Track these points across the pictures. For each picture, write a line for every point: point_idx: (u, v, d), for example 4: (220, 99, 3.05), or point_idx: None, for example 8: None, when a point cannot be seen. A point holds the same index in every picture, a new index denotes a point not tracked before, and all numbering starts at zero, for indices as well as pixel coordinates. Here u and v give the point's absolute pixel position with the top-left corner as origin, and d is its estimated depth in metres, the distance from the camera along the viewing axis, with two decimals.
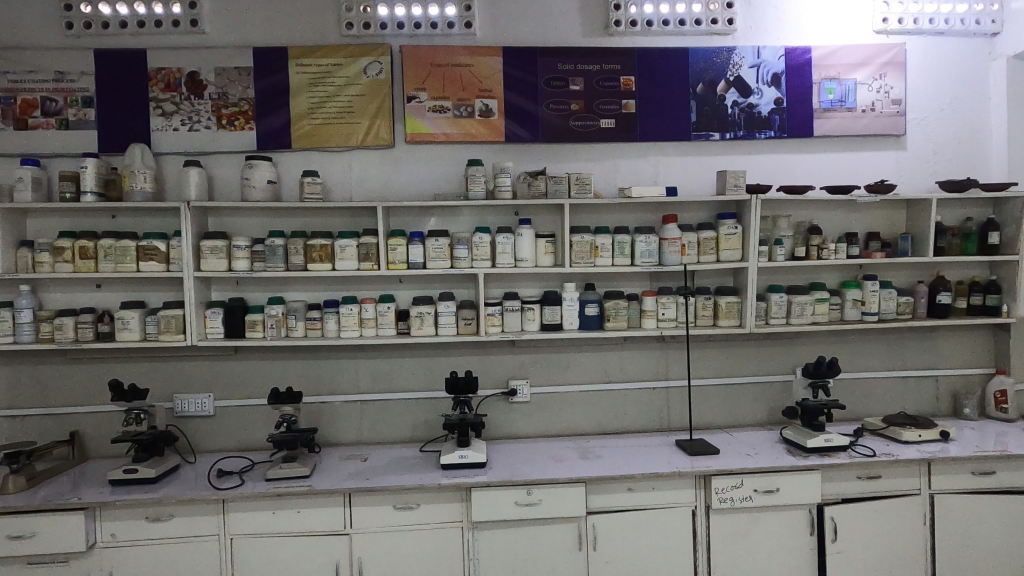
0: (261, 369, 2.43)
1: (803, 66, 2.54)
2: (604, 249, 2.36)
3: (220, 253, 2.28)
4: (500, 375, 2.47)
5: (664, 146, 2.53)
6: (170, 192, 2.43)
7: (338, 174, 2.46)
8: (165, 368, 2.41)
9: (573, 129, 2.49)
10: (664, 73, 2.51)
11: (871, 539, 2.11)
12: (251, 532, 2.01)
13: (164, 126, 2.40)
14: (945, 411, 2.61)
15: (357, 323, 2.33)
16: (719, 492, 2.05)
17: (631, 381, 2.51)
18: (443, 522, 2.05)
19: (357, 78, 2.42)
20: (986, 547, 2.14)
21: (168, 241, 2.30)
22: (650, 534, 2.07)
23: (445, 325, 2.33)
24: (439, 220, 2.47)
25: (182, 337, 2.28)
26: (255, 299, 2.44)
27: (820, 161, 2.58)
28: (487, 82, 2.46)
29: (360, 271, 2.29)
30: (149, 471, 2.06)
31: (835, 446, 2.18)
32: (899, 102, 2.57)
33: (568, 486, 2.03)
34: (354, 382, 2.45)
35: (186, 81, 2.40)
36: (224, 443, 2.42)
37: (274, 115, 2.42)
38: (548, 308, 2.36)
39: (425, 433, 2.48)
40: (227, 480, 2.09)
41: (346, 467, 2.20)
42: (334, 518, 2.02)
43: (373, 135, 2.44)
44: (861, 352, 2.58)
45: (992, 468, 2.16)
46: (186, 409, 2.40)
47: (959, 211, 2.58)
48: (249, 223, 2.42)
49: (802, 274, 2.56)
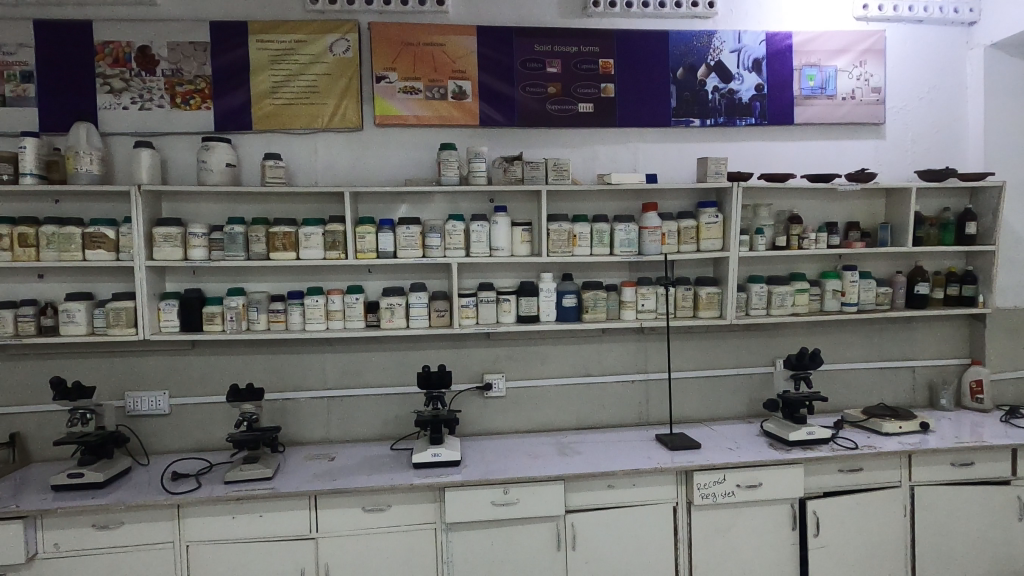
0: (220, 364, 2.29)
1: (784, 52, 2.49)
2: (583, 238, 2.28)
3: (174, 242, 2.14)
4: (474, 370, 2.38)
5: (643, 133, 2.46)
6: (119, 175, 2.27)
7: (303, 158, 2.33)
8: (114, 364, 2.25)
9: (550, 113, 2.39)
10: (644, 57, 2.43)
11: (853, 533, 2.08)
12: (209, 538, 1.88)
13: (113, 104, 2.23)
14: (921, 401, 2.60)
15: (323, 315, 2.21)
16: (701, 487, 2.00)
17: (610, 374, 2.44)
18: (416, 524, 1.95)
19: (323, 56, 2.29)
20: (965, 539, 2.13)
21: (118, 228, 2.15)
22: (630, 532, 2.01)
23: (417, 317, 2.22)
24: (410, 206, 2.35)
25: (134, 331, 2.13)
26: (214, 290, 2.29)
27: (800, 149, 2.53)
28: (460, 63, 2.35)
29: (326, 261, 2.17)
30: (96, 475, 1.91)
31: (817, 439, 2.14)
32: (879, 90, 2.54)
33: (547, 485, 1.95)
34: (320, 378, 2.33)
35: (137, 56, 2.24)
36: (180, 443, 2.28)
37: (233, 94, 2.27)
38: (524, 298, 2.28)
39: (396, 430, 2.37)
40: (183, 483, 1.96)
41: (313, 467, 2.08)
42: (300, 522, 1.91)
43: (340, 116, 2.30)
44: (840, 343, 2.55)
45: (971, 459, 2.15)
46: (138, 408, 2.24)
47: (937, 201, 2.57)
48: (206, 209, 2.27)
49: (781, 264, 2.52)
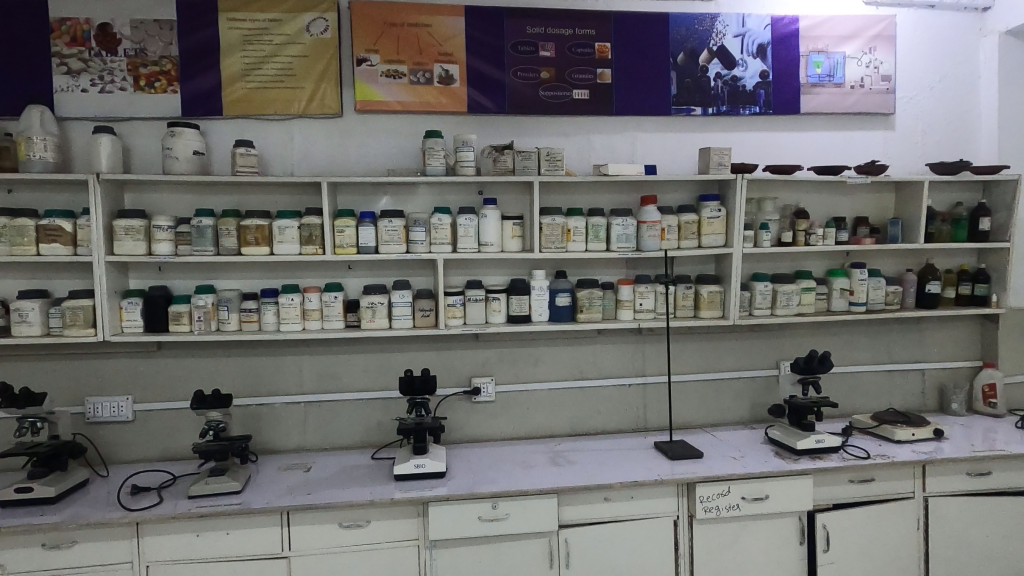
0: (188, 367, 2.13)
1: (790, 37, 2.35)
2: (578, 233, 2.14)
3: (137, 235, 1.98)
4: (462, 373, 2.23)
5: (642, 121, 2.32)
6: (78, 163, 2.10)
7: (278, 146, 2.17)
8: (72, 367, 2.08)
9: (543, 100, 2.25)
10: (643, 40, 2.28)
11: (863, 547, 1.95)
12: (171, 558, 1.73)
13: (71, 86, 2.06)
14: (931, 406, 2.48)
15: (299, 315, 2.06)
16: (704, 500, 1.86)
17: (606, 378, 2.31)
18: (397, 540, 1.80)
19: (299, 37, 2.13)
20: (980, 553, 2.02)
21: (76, 220, 1.99)
22: (628, 548, 1.87)
23: (400, 317, 2.08)
24: (393, 198, 2.20)
25: (92, 332, 1.97)
26: (181, 288, 2.13)
27: (807, 141, 2.40)
28: (447, 45, 2.19)
29: (302, 256, 2.01)
30: (47, 489, 1.75)
31: (826, 448, 2.00)
32: (889, 79, 2.41)
33: (539, 498, 1.80)
34: (296, 381, 2.18)
35: (97, 34, 2.07)
36: (145, 452, 2.12)
37: (201, 77, 2.10)
38: (515, 297, 2.14)
39: (378, 437, 2.22)
40: (142, 499, 1.80)
41: (286, 478, 1.93)
42: (270, 539, 1.75)
43: (317, 102, 2.15)
44: (847, 345, 2.43)
45: (988, 469, 2.02)
46: (99, 415, 2.08)
47: (948, 196, 2.45)
48: (173, 200, 2.11)
49: (787, 261, 2.39)
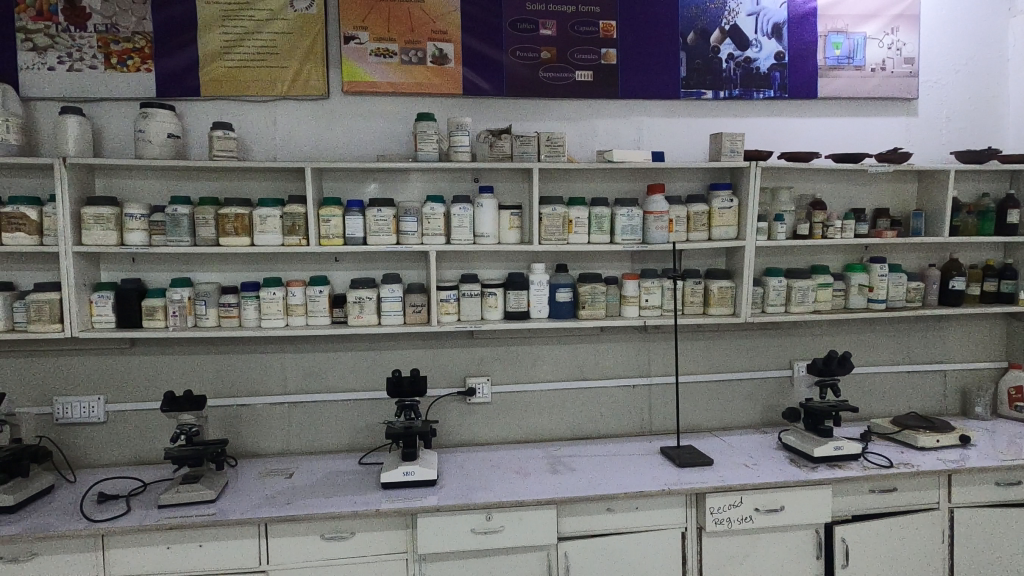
0: (164, 366, 2.00)
1: (808, 16, 2.20)
2: (580, 224, 2.00)
3: (107, 224, 1.84)
4: (455, 373, 2.10)
5: (649, 105, 2.18)
6: (45, 146, 1.96)
7: (259, 130, 2.03)
8: (40, 365, 1.95)
9: (544, 82, 2.10)
10: (651, 19, 2.13)
11: (884, 562, 1.82)
12: (139, 571, 1.60)
13: (37, 63, 1.92)
14: (953, 409, 2.34)
15: (282, 310, 1.92)
16: (714, 512, 1.72)
17: (609, 379, 2.17)
18: (384, 553, 1.67)
19: (281, 12, 1.98)
20: (1007, 567, 1.89)
21: (42, 207, 1.85)
22: (632, 561, 1.74)
23: (389, 313, 1.94)
24: (382, 185, 2.06)
25: (60, 329, 1.84)
26: (157, 281, 2.00)
27: (824, 127, 2.26)
28: (441, 22, 2.05)
29: (285, 247, 1.87)
30: (5, 498, 1.61)
31: (845, 456, 1.87)
32: (912, 61, 2.26)
33: (536, 509, 1.67)
34: (280, 381, 2.05)
35: (64, 8, 1.92)
36: (118, 454, 1.99)
37: (177, 54, 1.96)
38: (513, 293, 2.00)
39: (366, 439, 2.09)
40: (109, 508, 1.67)
41: (266, 486, 1.80)
42: (246, 552, 1.62)
43: (301, 83, 2.01)
44: (864, 344, 2.29)
45: (1017, 478, 1.89)
46: (68, 416, 1.95)
47: (974, 187, 2.30)
48: (147, 186, 1.97)
49: (802, 255, 2.25)
